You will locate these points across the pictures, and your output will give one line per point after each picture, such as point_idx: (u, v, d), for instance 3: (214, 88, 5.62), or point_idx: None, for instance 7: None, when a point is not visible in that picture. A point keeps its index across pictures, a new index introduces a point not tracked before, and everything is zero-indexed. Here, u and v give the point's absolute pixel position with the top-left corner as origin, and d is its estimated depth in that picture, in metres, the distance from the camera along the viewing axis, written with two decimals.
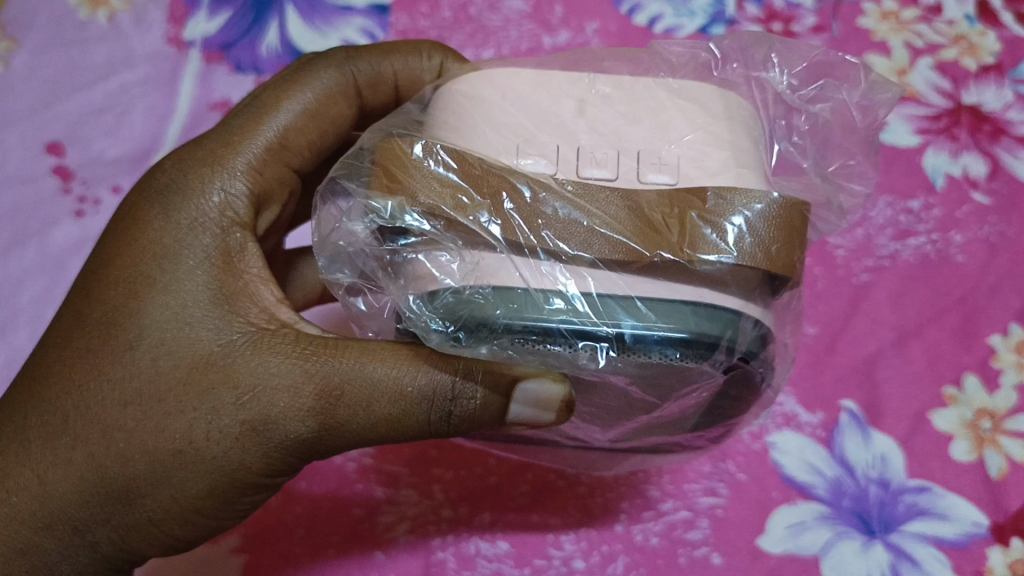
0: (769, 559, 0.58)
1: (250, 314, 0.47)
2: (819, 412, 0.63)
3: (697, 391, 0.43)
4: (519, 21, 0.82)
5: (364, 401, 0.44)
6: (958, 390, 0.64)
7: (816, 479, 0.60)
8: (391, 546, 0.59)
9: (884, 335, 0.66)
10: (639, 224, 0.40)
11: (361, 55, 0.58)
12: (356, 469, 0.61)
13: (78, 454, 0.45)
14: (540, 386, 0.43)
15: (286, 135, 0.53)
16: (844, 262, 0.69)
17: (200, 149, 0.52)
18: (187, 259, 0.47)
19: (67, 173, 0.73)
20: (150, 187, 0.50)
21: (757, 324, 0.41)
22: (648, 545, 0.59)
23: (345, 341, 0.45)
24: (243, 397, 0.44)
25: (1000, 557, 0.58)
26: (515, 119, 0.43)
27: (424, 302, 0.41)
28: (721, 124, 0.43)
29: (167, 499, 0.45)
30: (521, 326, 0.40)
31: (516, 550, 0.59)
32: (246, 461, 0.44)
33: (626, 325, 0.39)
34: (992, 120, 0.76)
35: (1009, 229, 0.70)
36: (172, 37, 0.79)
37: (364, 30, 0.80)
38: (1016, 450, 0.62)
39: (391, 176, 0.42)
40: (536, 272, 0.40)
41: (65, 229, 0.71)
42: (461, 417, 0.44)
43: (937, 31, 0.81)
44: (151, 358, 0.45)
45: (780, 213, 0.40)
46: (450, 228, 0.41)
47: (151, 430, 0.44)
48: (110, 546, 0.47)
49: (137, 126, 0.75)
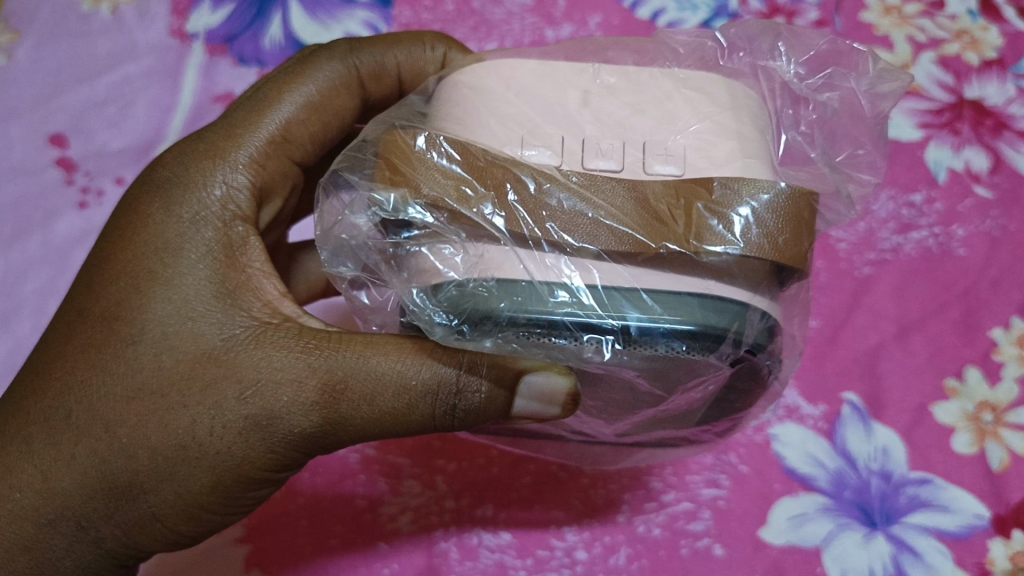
0: (771, 550, 0.58)
1: (253, 308, 0.46)
2: (821, 404, 0.63)
3: (704, 383, 0.43)
4: (521, 15, 0.81)
5: (368, 394, 0.43)
6: (960, 383, 0.64)
7: (818, 471, 0.60)
8: (394, 537, 0.59)
9: (886, 328, 0.66)
10: (644, 215, 0.40)
11: (365, 46, 0.58)
12: (358, 460, 0.61)
13: (81, 450, 0.44)
14: (545, 380, 0.42)
15: (289, 127, 0.53)
16: (846, 255, 0.69)
17: (202, 141, 0.51)
18: (189, 253, 0.47)
19: (70, 165, 0.73)
20: (152, 180, 0.50)
21: (764, 316, 0.41)
22: (650, 536, 0.59)
23: (349, 334, 0.45)
24: (246, 391, 0.44)
25: (1001, 549, 0.58)
26: (519, 110, 0.43)
27: (428, 294, 0.41)
28: (728, 114, 0.43)
29: (171, 495, 0.45)
30: (525, 319, 0.39)
31: (519, 541, 0.59)
32: (250, 455, 0.44)
33: (631, 318, 0.39)
34: (994, 114, 0.76)
35: (1012, 223, 0.70)
36: (175, 29, 0.79)
37: (367, 23, 0.80)
38: (1017, 443, 0.62)
39: (394, 169, 0.42)
40: (541, 265, 0.40)
41: (69, 220, 0.70)
42: (466, 411, 0.44)
43: (940, 25, 0.80)
44: (153, 353, 0.45)
45: (788, 204, 0.40)
46: (454, 220, 0.41)
47: (154, 425, 0.44)
48: (114, 542, 0.46)
49: (140, 117, 0.75)
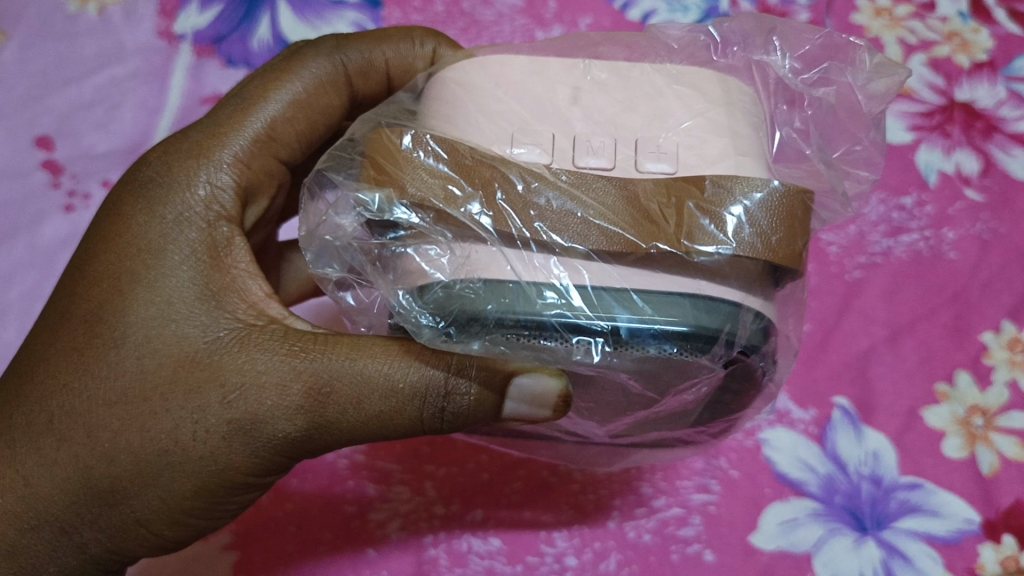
0: (762, 555, 0.57)
1: (237, 310, 0.45)
2: (812, 409, 0.62)
3: (697, 385, 0.42)
4: (512, 15, 0.81)
5: (354, 398, 0.42)
6: (950, 388, 0.64)
7: (809, 476, 0.60)
8: (383, 543, 0.58)
9: (877, 332, 0.65)
10: (635, 216, 0.40)
11: (352, 43, 0.57)
12: (348, 466, 0.60)
13: (63, 455, 0.43)
14: (536, 381, 0.42)
15: (274, 126, 0.52)
16: (837, 259, 0.69)
17: (186, 140, 0.50)
18: (172, 254, 0.46)
19: (57, 167, 0.71)
20: (135, 180, 0.49)
21: (758, 316, 0.40)
22: (640, 542, 0.58)
23: (335, 336, 0.44)
24: (230, 396, 0.43)
25: (991, 554, 0.57)
26: (509, 108, 0.42)
27: (414, 296, 0.40)
28: (719, 111, 0.42)
29: (155, 500, 0.44)
30: (513, 321, 0.39)
31: (509, 547, 0.58)
32: (234, 459, 0.43)
33: (621, 319, 0.39)
34: (985, 116, 0.75)
35: (1003, 226, 0.70)
36: (162, 30, 0.78)
37: (356, 22, 0.79)
38: (1008, 447, 0.61)
39: (380, 169, 0.41)
40: (528, 265, 0.39)
41: (55, 223, 0.69)
42: (455, 414, 0.43)
43: (931, 27, 0.80)
44: (135, 356, 0.44)
45: (781, 203, 0.40)
46: (440, 221, 0.40)
47: (138, 429, 0.43)
48: (98, 547, 0.45)
49: (129, 119, 0.74)
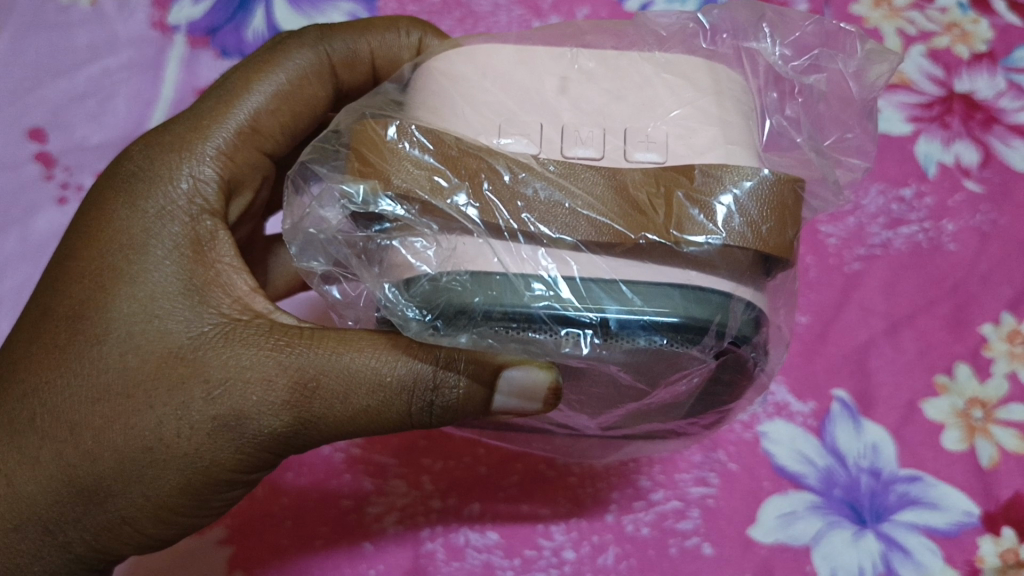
0: (762, 549, 0.56)
1: (221, 304, 0.45)
2: (810, 401, 0.62)
3: (688, 377, 0.42)
4: (507, 6, 0.80)
5: (340, 392, 0.42)
6: (949, 380, 0.63)
7: (807, 469, 0.59)
8: (380, 536, 0.58)
9: (876, 324, 0.65)
10: (624, 206, 0.39)
11: (336, 33, 0.56)
12: (344, 460, 0.60)
13: (46, 454, 0.43)
14: (526, 374, 0.41)
15: (258, 118, 0.51)
16: (836, 251, 0.68)
17: (167, 133, 0.50)
18: (154, 249, 0.46)
19: (49, 159, 0.71)
20: (117, 175, 0.49)
21: (749, 307, 0.40)
22: (638, 535, 0.57)
23: (321, 331, 0.43)
24: (214, 391, 0.42)
25: (991, 546, 0.57)
26: (496, 98, 0.42)
27: (400, 289, 0.39)
28: (709, 99, 0.42)
29: (139, 497, 0.43)
30: (501, 313, 0.38)
31: (506, 540, 0.58)
32: (219, 456, 0.43)
33: (610, 311, 0.38)
34: (984, 108, 0.75)
35: (1003, 217, 0.69)
36: (156, 21, 0.77)
37: (351, 14, 0.78)
38: (1008, 439, 0.61)
39: (365, 160, 0.40)
40: (516, 257, 0.39)
41: (48, 216, 0.69)
42: (443, 408, 0.43)
43: (930, 18, 0.79)
44: (118, 352, 0.43)
45: (771, 191, 0.39)
46: (426, 213, 0.39)
47: (120, 426, 0.42)
48: (84, 546, 0.45)
49: (121, 110, 0.73)
